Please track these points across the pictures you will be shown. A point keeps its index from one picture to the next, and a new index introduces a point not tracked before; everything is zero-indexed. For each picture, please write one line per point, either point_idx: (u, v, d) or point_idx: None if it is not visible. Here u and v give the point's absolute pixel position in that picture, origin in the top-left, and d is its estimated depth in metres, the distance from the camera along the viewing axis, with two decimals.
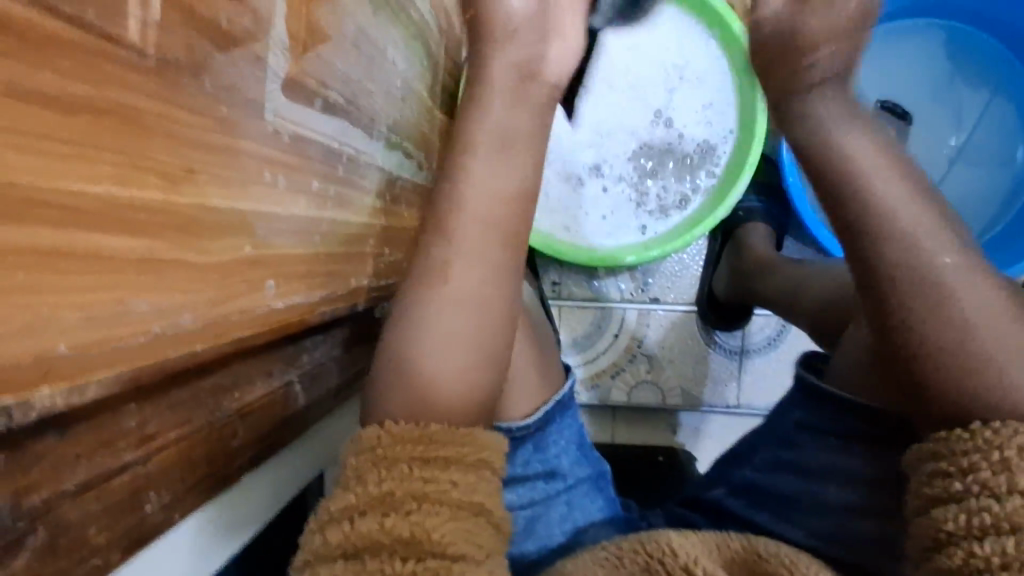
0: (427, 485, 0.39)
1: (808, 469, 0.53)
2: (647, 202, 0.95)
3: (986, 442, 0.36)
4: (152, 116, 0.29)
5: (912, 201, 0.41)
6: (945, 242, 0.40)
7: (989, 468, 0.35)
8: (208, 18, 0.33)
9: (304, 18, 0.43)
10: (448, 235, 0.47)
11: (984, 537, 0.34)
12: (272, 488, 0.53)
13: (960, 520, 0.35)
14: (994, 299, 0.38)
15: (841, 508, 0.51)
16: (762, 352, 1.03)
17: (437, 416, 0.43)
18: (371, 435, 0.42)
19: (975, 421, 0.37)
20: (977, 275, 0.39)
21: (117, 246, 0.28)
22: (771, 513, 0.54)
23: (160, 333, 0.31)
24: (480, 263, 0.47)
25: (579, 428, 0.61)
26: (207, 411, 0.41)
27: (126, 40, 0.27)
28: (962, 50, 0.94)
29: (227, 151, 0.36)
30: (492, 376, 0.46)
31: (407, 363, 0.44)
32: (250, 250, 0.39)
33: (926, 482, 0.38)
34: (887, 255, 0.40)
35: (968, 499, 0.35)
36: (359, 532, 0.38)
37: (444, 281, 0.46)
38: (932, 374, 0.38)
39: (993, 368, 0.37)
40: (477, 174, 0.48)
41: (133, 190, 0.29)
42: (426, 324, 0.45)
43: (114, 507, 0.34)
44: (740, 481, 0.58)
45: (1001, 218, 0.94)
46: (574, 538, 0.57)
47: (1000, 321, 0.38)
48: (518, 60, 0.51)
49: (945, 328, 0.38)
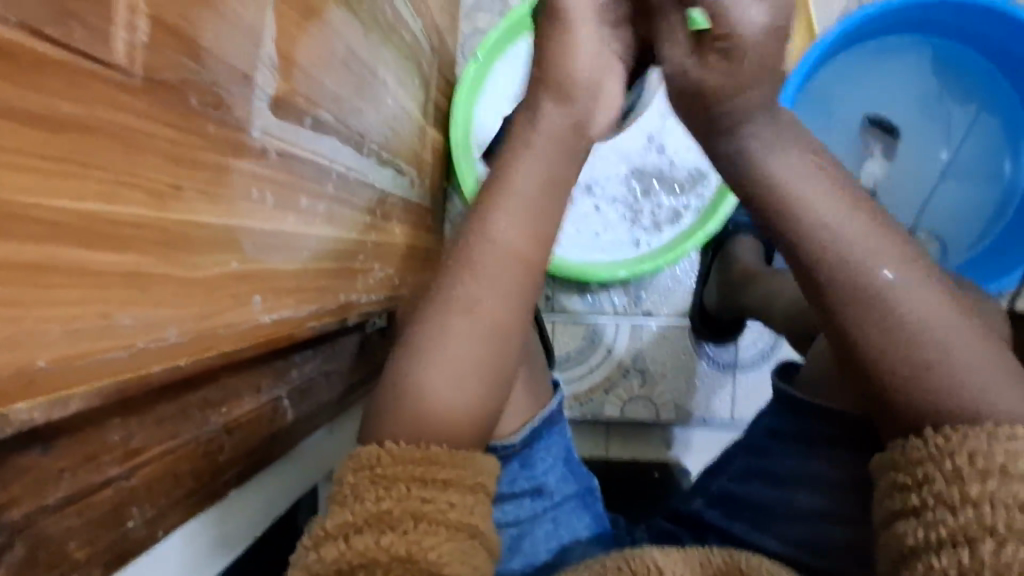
0: (426, 505, 0.40)
1: (777, 475, 0.56)
2: (641, 221, 0.96)
3: (939, 450, 0.37)
4: (139, 133, 0.30)
5: (842, 205, 0.42)
6: (886, 252, 0.41)
7: (942, 479, 0.36)
8: (196, 38, 0.34)
9: (293, 38, 0.44)
10: (464, 257, 0.48)
11: (940, 550, 0.34)
12: (263, 505, 0.53)
13: (919, 533, 0.35)
14: (936, 304, 0.40)
15: (810, 513, 0.54)
16: (753, 365, 1.04)
17: (441, 436, 0.44)
18: (370, 453, 0.42)
19: (927, 428, 0.38)
20: (920, 281, 0.40)
21: (103, 262, 0.28)
22: (748, 522, 0.57)
23: (144, 347, 0.31)
24: (500, 287, 0.47)
25: (567, 443, 0.62)
26: (193, 426, 0.41)
27: (115, 60, 0.28)
28: (950, 67, 0.95)
29: (215, 168, 0.36)
30: (498, 395, 0.47)
31: (413, 389, 0.45)
32: (238, 265, 0.40)
33: (887, 496, 0.39)
34: (829, 274, 0.41)
35: (925, 511, 0.36)
36: (356, 549, 0.37)
37: (462, 313, 0.46)
38: (888, 389, 0.40)
39: (950, 377, 0.38)
40: (505, 209, 0.49)
41: (120, 207, 0.29)
42: (436, 354, 0.45)
43: (95, 521, 0.33)
44: (718, 490, 0.61)
45: (990, 231, 0.95)
46: (561, 556, 0.57)
47: (946, 327, 0.39)
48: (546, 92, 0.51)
49: (882, 329, 0.40)
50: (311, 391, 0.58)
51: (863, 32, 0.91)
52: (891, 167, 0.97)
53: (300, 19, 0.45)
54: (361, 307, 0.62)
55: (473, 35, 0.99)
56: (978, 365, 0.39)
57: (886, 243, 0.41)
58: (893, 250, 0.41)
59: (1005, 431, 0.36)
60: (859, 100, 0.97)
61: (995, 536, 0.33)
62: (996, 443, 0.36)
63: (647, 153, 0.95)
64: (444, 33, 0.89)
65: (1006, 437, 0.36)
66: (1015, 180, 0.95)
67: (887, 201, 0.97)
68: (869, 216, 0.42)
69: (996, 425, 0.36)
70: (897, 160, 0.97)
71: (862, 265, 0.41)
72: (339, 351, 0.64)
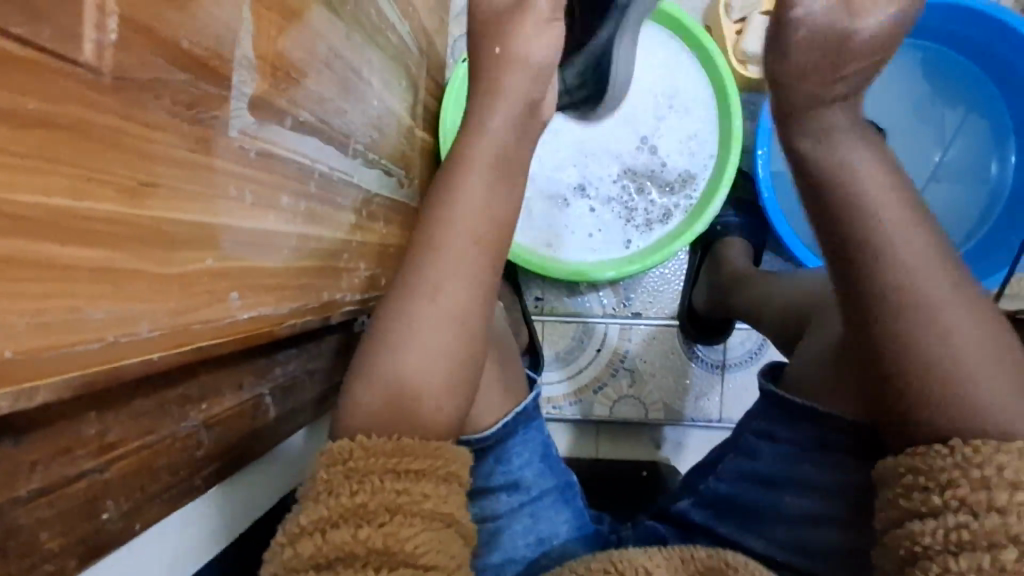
0: (400, 497, 0.40)
1: (763, 475, 0.58)
2: (632, 220, 0.96)
3: (967, 459, 0.38)
4: (109, 131, 0.30)
5: (907, 219, 0.43)
6: (937, 271, 0.42)
7: (968, 484, 0.37)
8: (169, 38, 0.34)
9: (272, 39, 0.45)
10: (434, 249, 0.49)
11: (959, 553, 0.36)
12: (244, 503, 0.54)
13: (937, 535, 0.37)
14: (979, 332, 0.41)
15: (800, 516, 0.55)
16: (742, 365, 1.04)
17: (408, 429, 0.44)
18: (342, 448, 0.42)
19: (954, 439, 0.39)
20: (967, 307, 0.41)
21: (73, 257, 0.29)
22: (737, 524, 0.59)
23: (116, 341, 0.32)
24: (471, 279, 0.48)
25: (544, 439, 0.62)
26: (171, 421, 0.42)
27: (84, 59, 0.28)
28: (935, 69, 0.96)
29: (191, 166, 0.37)
30: (473, 386, 0.48)
31: (388, 382, 0.45)
32: (214, 262, 0.40)
33: (904, 495, 0.40)
34: (881, 280, 0.42)
35: (947, 514, 0.37)
36: (332, 543, 0.38)
37: (433, 303, 0.47)
38: (917, 405, 0.41)
39: (988, 405, 0.39)
40: (476, 202, 0.50)
41: (93, 203, 0.30)
42: (411, 341, 0.46)
43: (69, 513, 0.34)
44: (707, 492, 0.61)
45: (977, 233, 0.96)
46: (540, 550, 0.58)
47: (989, 356, 0.40)
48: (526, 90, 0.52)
49: (926, 343, 0.41)
50: (294, 389, 0.58)
51: None
52: None
53: (279, 21, 0.46)
54: (345, 306, 0.63)
55: (463, 38, 1.00)
56: (1017, 398, 0.40)
57: (934, 265, 0.42)
58: (941, 273, 0.42)
59: None
60: None
61: (1017, 545, 0.35)
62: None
63: (638, 154, 0.96)
64: (432, 35, 0.89)
65: None
66: (1001, 181, 0.95)
67: None
68: (930, 235, 0.43)
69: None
70: None
71: (917, 280, 0.42)
72: (324, 350, 0.65)
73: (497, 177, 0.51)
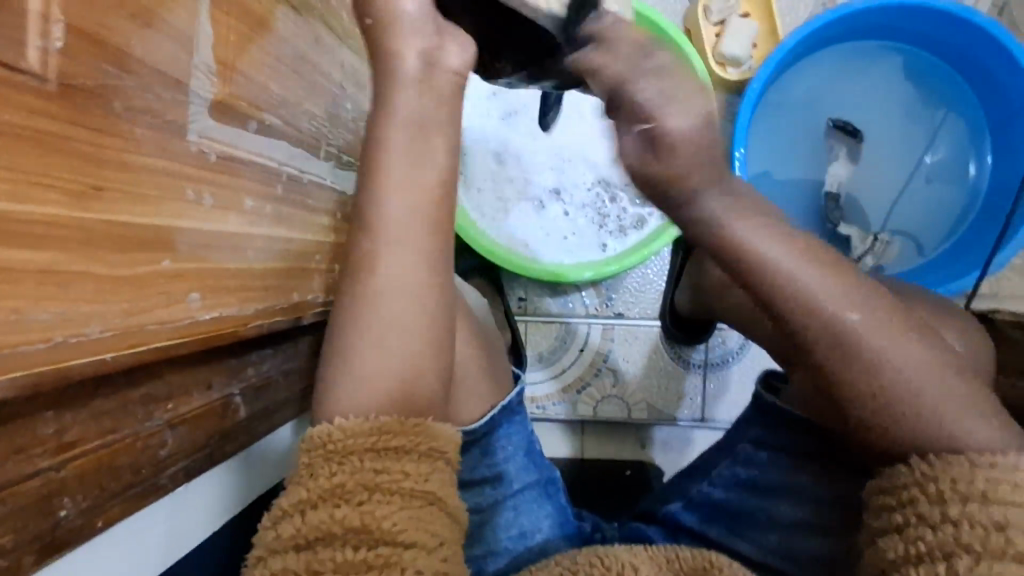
0: (379, 475, 0.41)
1: (763, 488, 0.59)
2: (607, 224, 0.98)
3: (924, 475, 0.42)
4: (56, 137, 0.31)
5: (800, 252, 0.44)
6: (841, 294, 0.44)
7: (926, 501, 0.41)
8: (120, 45, 0.35)
9: (234, 46, 0.46)
10: (375, 228, 0.46)
11: (919, 564, 0.39)
12: (220, 500, 0.55)
13: (900, 549, 0.40)
14: (897, 338, 0.44)
15: (791, 524, 0.56)
16: (723, 365, 1.05)
17: (390, 410, 0.44)
18: (321, 432, 0.43)
19: (913, 456, 0.43)
20: (879, 316, 0.44)
21: (16, 260, 0.29)
22: (727, 528, 0.60)
23: (63, 340, 0.33)
24: (417, 252, 0.47)
25: (528, 434, 0.64)
26: (134, 420, 0.43)
27: (26, 66, 0.29)
28: (911, 70, 0.97)
29: (142, 169, 0.38)
30: (437, 368, 0.47)
31: (369, 384, 0.45)
32: (171, 263, 0.41)
33: (874, 517, 0.44)
34: (800, 321, 0.44)
35: (908, 528, 0.41)
36: (310, 523, 0.38)
37: (371, 311, 0.46)
38: (860, 420, 0.45)
39: (917, 401, 0.43)
40: (372, 194, 0.47)
41: (39, 207, 0.30)
42: (365, 331, 0.46)
43: (22, 510, 0.35)
44: (698, 495, 0.62)
45: (957, 230, 0.97)
46: (522, 543, 0.59)
47: (911, 358, 0.43)
48: (423, 55, 0.48)
49: (853, 368, 0.43)
50: (267, 389, 0.59)
51: (826, 36, 0.92)
52: (857, 168, 0.98)
53: (240, 27, 0.46)
54: (318, 306, 0.64)
55: None
56: (945, 388, 0.43)
57: (833, 285, 0.44)
58: (843, 291, 0.44)
59: (985, 460, 0.41)
60: (824, 104, 0.98)
61: (970, 552, 0.38)
62: (978, 472, 0.41)
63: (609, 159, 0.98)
64: None
65: (987, 467, 0.41)
66: (979, 181, 0.96)
67: (851, 203, 0.98)
68: (820, 262, 0.44)
69: (974, 455, 0.42)
70: (861, 162, 0.98)
71: (828, 313, 0.43)
72: (301, 351, 0.66)
73: (401, 161, 0.47)
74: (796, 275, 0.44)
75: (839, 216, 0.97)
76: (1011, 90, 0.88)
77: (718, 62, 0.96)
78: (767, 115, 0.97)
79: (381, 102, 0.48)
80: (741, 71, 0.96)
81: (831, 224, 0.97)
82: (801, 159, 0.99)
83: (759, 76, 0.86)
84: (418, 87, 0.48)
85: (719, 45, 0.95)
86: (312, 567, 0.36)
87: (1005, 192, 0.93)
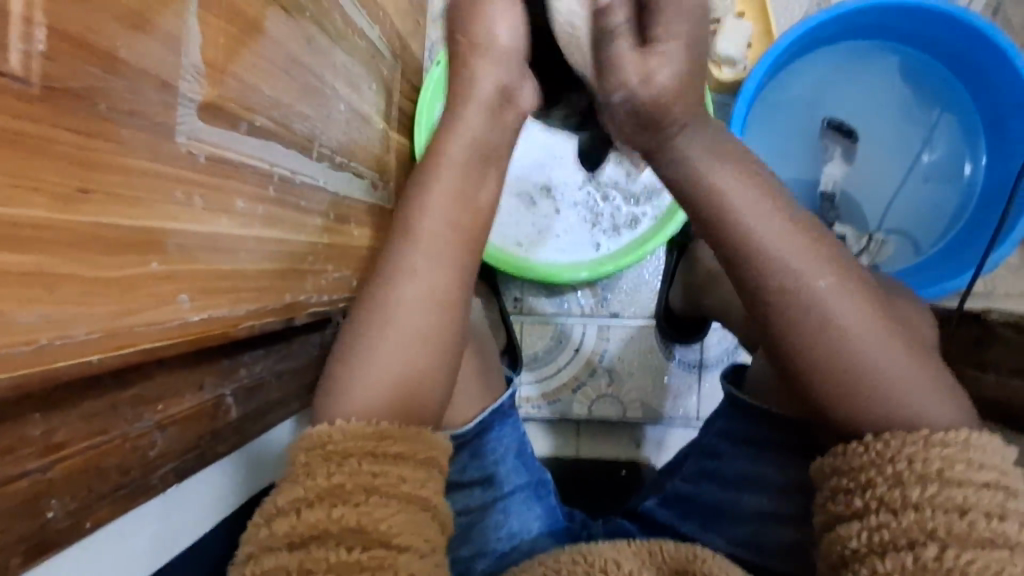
0: (377, 479, 0.41)
1: (725, 475, 0.60)
2: (599, 224, 0.98)
3: (880, 455, 0.42)
4: (39, 140, 0.31)
5: (774, 222, 0.47)
6: (812, 267, 0.45)
7: (884, 484, 0.41)
8: (105, 47, 0.35)
9: (222, 47, 0.46)
10: (412, 235, 0.51)
11: (885, 553, 0.39)
12: (211, 500, 0.55)
13: (863, 537, 0.40)
14: (863, 320, 0.45)
15: (757, 515, 0.57)
16: (718, 365, 1.05)
17: (389, 416, 0.46)
18: (321, 432, 0.44)
19: (868, 434, 0.44)
20: (846, 294, 0.45)
21: (0, 262, 0.30)
22: (698, 522, 0.60)
23: (48, 343, 0.33)
24: (444, 263, 0.51)
25: (518, 436, 0.65)
26: (124, 421, 0.43)
27: (9, 69, 0.29)
28: (909, 69, 0.97)
29: (130, 171, 0.38)
30: (434, 372, 0.49)
31: (372, 382, 0.47)
32: (160, 265, 0.41)
33: (832, 500, 0.44)
34: (766, 287, 0.46)
35: (869, 515, 0.41)
36: (306, 522, 0.38)
37: (388, 314, 0.49)
38: (821, 406, 0.45)
39: (880, 389, 0.44)
40: (416, 207, 0.52)
41: (23, 210, 0.30)
42: (381, 331, 0.49)
43: (12, 511, 0.35)
44: (671, 491, 0.63)
45: (951, 230, 0.97)
46: (511, 544, 0.59)
47: (875, 340, 0.44)
48: (502, 85, 0.56)
49: (816, 344, 0.45)
50: (260, 389, 0.59)
51: (821, 35, 0.92)
52: (851, 168, 0.98)
53: (229, 29, 0.46)
54: (311, 307, 0.64)
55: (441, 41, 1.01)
56: (908, 378, 0.44)
57: (802, 256, 0.46)
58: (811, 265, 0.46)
59: (938, 437, 0.41)
60: (820, 104, 0.98)
61: (935, 540, 0.38)
62: (932, 450, 0.41)
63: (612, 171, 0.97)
64: (406, 39, 0.90)
65: (941, 444, 0.41)
66: (974, 180, 0.96)
67: (845, 202, 0.98)
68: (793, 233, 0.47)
69: (926, 432, 0.42)
70: (856, 162, 0.98)
71: (800, 281, 0.45)
72: (295, 352, 0.66)
73: (456, 176, 0.53)
74: (766, 243, 0.46)
75: (834, 216, 0.98)
76: (1004, 87, 0.88)
77: (714, 63, 0.96)
78: (764, 115, 0.97)
79: (453, 118, 0.56)
80: (736, 70, 0.96)
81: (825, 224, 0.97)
82: (798, 156, 0.98)
83: (753, 74, 0.86)
84: (490, 114, 0.56)
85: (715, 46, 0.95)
86: (304, 565, 0.36)
87: (999, 192, 0.92)
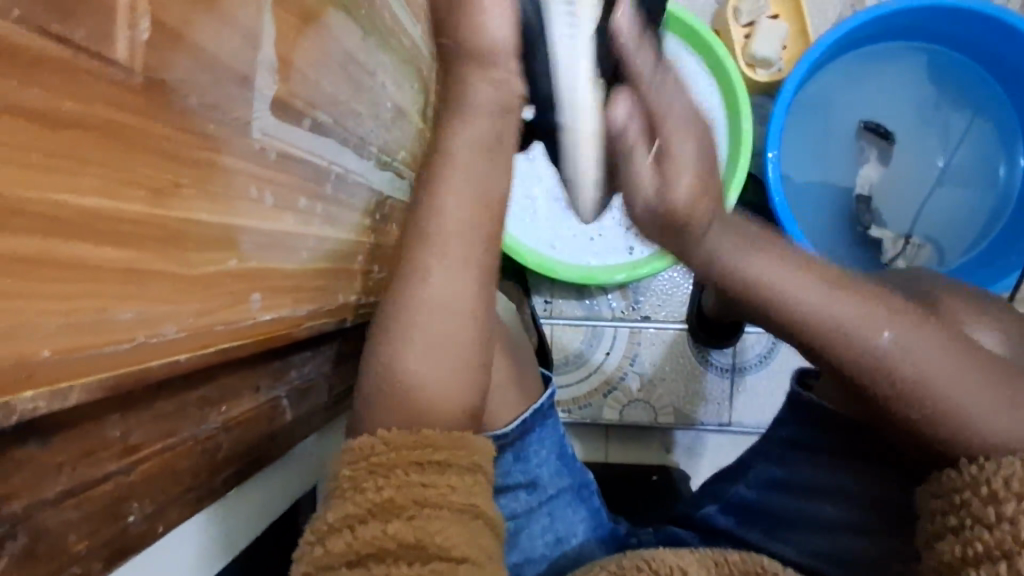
0: (426, 490, 0.40)
1: (800, 486, 0.59)
2: (633, 227, 0.98)
3: (975, 478, 0.44)
4: (140, 133, 0.30)
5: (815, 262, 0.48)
6: (861, 305, 0.46)
7: (979, 501, 0.43)
8: (195, 40, 0.34)
9: (292, 42, 0.45)
10: (424, 233, 0.48)
11: (981, 565, 0.41)
12: (265, 500, 0.54)
13: (957, 550, 0.43)
14: (927, 341, 0.45)
15: (830, 526, 0.57)
16: (752, 369, 1.04)
17: (426, 422, 0.44)
18: (363, 444, 0.43)
19: (962, 460, 0.45)
20: (912, 328, 0.45)
21: (103, 257, 0.29)
22: (763, 531, 0.59)
23: (144, 341, 0.32)
24: (463, 260, 0.47)
25: (560, 438, 0.63)
26: (192, 423, 0.41)
27: (116, 59, 0.28)
28: (941, 71, 0.96)
29: (212, 166, 0.37)
30: (469, 374, 0.47)
31: (405, 386, 0.45)
32: (236, 263, 0.40)
33: (930, 520, 0.46)
34: (830, 314, 0.46)
35: (965, 530, 0.43)
36: (362, 540, 0.38)
37: (416, 318, 0.47)
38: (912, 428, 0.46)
39: (962, 411, 0.44)
40: (432, 194, 0.48)
41: (121, 204, 0.30)
42: (409, 335, 0.46)
43: (94, 515, 0.34)
44: (735, 498, 0.62)
45: (989, 232, 0.96)
46: (558, 549, 0.59)
47: (944, 361, 0.45)
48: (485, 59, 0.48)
49: (892, 372, 0.45)
50: (310, 391, 0.58)
51: (857, 37, 0.91)
52: (886, 171, 0.97)
53: (297, 22, 0.46)
54: (358, 307, 0.63)
55: None
56: (995, 400, 0.44)
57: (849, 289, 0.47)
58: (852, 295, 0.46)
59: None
60: (854, 106, 0.97)
61: None
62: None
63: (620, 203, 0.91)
64: None
65: None
66: (1009, 183, 0.96)
67: (880, 207, 0.98)
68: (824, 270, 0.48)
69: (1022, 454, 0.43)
70: (891, 162, 0.98)
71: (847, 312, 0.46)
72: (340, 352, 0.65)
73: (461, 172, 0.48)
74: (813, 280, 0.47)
75: (870, 219, 0.97)
76: None
77: (748, 64, 0.96)
78: (798, 117, 0.96)
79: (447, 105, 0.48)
80: (772, 72, 0.96)
81: (861, 227, 0.96)
82: (834, 159, 0.98)
83: (792, 77, 0.85)
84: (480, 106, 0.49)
85: (750, 46, 0.95)
86: None
87: None
